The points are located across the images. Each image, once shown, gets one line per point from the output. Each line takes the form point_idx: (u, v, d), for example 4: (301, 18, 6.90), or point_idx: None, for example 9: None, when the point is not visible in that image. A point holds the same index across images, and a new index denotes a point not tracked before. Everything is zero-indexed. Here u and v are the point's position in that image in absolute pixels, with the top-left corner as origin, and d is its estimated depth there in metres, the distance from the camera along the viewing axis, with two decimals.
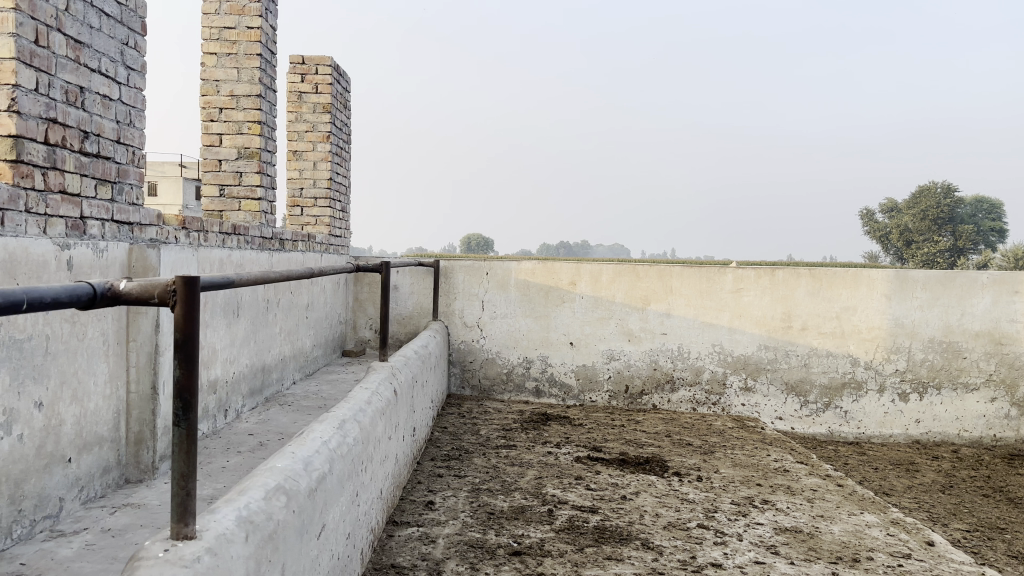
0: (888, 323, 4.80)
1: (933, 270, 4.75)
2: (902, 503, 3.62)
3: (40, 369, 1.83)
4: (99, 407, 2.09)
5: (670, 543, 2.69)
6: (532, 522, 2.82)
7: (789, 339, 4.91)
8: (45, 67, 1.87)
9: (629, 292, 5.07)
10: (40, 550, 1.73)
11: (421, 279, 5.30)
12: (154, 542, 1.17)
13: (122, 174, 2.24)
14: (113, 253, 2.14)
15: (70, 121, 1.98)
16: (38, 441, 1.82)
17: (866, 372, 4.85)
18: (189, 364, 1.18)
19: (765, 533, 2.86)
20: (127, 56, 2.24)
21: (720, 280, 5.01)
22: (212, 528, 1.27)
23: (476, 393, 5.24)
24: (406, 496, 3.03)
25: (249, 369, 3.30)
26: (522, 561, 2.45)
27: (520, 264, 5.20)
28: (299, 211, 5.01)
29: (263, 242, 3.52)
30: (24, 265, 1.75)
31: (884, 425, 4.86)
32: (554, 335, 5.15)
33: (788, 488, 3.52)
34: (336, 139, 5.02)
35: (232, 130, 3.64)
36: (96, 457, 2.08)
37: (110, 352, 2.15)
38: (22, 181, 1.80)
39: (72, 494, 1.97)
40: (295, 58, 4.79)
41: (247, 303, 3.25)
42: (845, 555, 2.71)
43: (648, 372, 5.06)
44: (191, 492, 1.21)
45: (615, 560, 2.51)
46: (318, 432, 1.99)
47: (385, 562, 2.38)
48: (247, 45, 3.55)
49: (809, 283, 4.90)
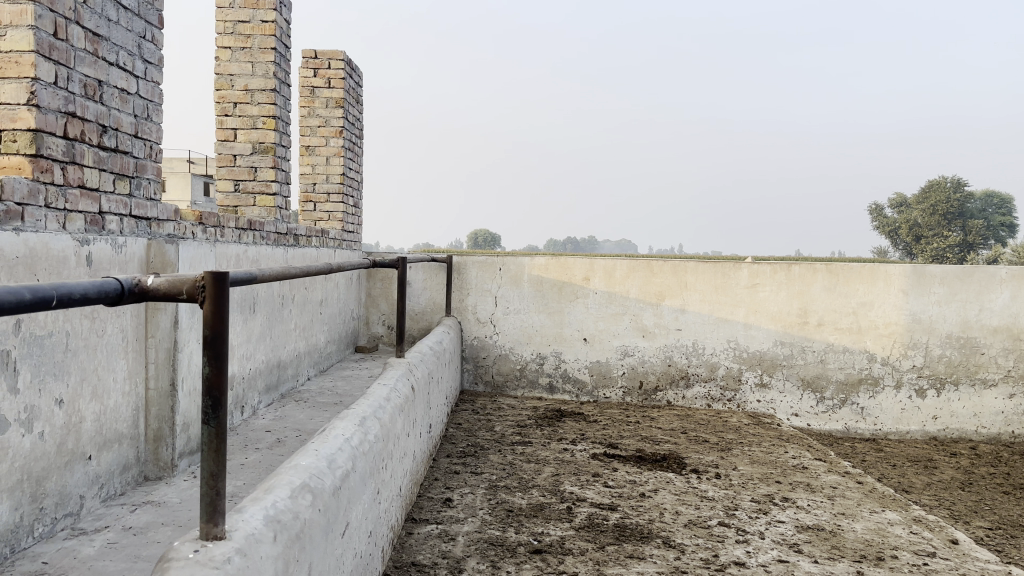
0: (906, 318, 4.75)
1: (951, 265, 4.70)
2: (922, 500, 3.58)
3: (60, 366, 1.81)
4: (118, 404, 2.07)
5: (692, 542, 2.66)
6: (551, 519, 2.79)
7: (805, 335, 4.87)
8: (64, 60, 1.85)
9: (644, 288, 5.03)
10: (62, 549, 1.71)
11: (434, 274, 5.27)
12: (184, 543, 1.15)
13: (139, 169, 2.21)
14: (132, 248, 2.11)
15: (89, 115, 1.95)
16: (58, 439, 1.80)
17: (883, 368, 4.81)
18: (218, 361, 1.15)
19: (787, 532, 2.83)
20: (144, 49, 2.22)
21: (736, 275, 4.97)
22: (241, 528, 1.25)
23: (489, 389, 5.22)
24: (424, 494, 3.01)
25: (265, 365, 3.28)
26: (543, 559, 2.42)
27: (534, 259, 5.17)
28: (312, 207, 4.99)
29: (278, 237, 3.49)
30: (45, 261, 1.72)
31: (900, 422, 4.82)
32: (568, 331, 5.12)
33: (807, 486, 3.49)
34: (349, 134, 5.00)
35: (246, 125, 3.62)
36: (115, 454, 2.07)
37: (129, 348, 2.13)
38: (41, 175, 1.77)
39: (92, 492, 1.95)
40: (308, 53, 4.77)
41: (263, 299, 3.23)
42: (869, 554, 2.67)
43: (662, 368, 5.03)
44: (221, 492, 1.18)
45: (636, 559, 2.48)
46: (340, 429, 1.96)
47: (405, 561, 2.35)
48: (261, 39, 3.52)
49: (826, 278, 4.85)
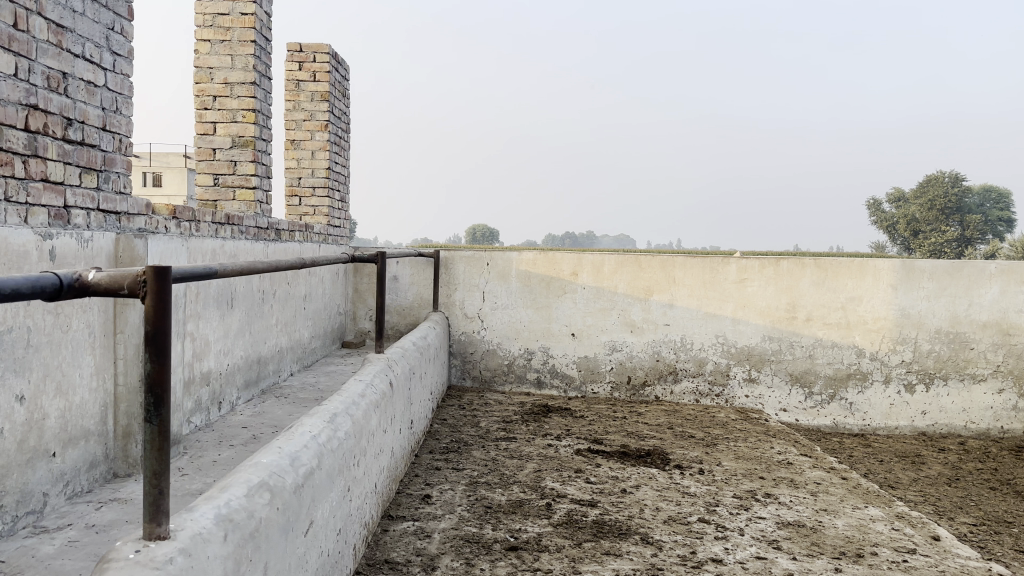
0: (895, 314, 4.73)
1: (940, 259, 4.68)
2: (907, 496, 3.57)
3: (21, 362, 1.79)
4: (84, 400, 2.05)
5: (671, 538, 2.64)
6: (530, 516, 2.77)
7: (793, 330, 4.85)
8: (24, 52, 1.82)
9: (632, 283, 5.01)
10: (21, 547, 1.69)
11: (421, 270, 5.25)
12: (126, 543, 1.12)
13: (108, 163, 2.19)
14: (99, 243, 2.09)
15: (52, 108, 1.92)
16: (20, 436, 1.78)
17: (872, 363, 4.79)
18: (161, 358, 1.13)
19: (767, 528, 2.81)
20: (113, 41, 2.19)
21: (724, 271, 4.93)
22: (188, 527, 1.22)
23: (477, 384, 5.20)
24: (402, 490, 3.00)
25: (244, 361, 3.26)
26: (519, 557, 2.40)
27: (522, 254, 5.14)
28: (297, 201, 4.96)
29: (258, 232, 3.46)
30: (4, 256, 1.70)
31: (889, 417, 4.81)
32: (556, 326, 5.10)
33: (791, 481, 3.47)
34: (335, 128, 4.97)
35: (226, 119, 3.59)
36: (82, 451, 2.04)
37: (97, 344, 2.10)
38: (1, 169, 1.75)
39: (56, 489, 1.93)
40: (293, 46, 4.73)
41: (242, 294, 3.21)
42: (848, 550, 2.66)
43: (650, 363, 5.01)
44: (164, 491, 1.16)
45: (613, 556, 2.46)
46: (308, 426, 1.94)
47: (378, 558, 2.33)
48: (241, 32, 3.49)
49: (814, 273, 4.83)
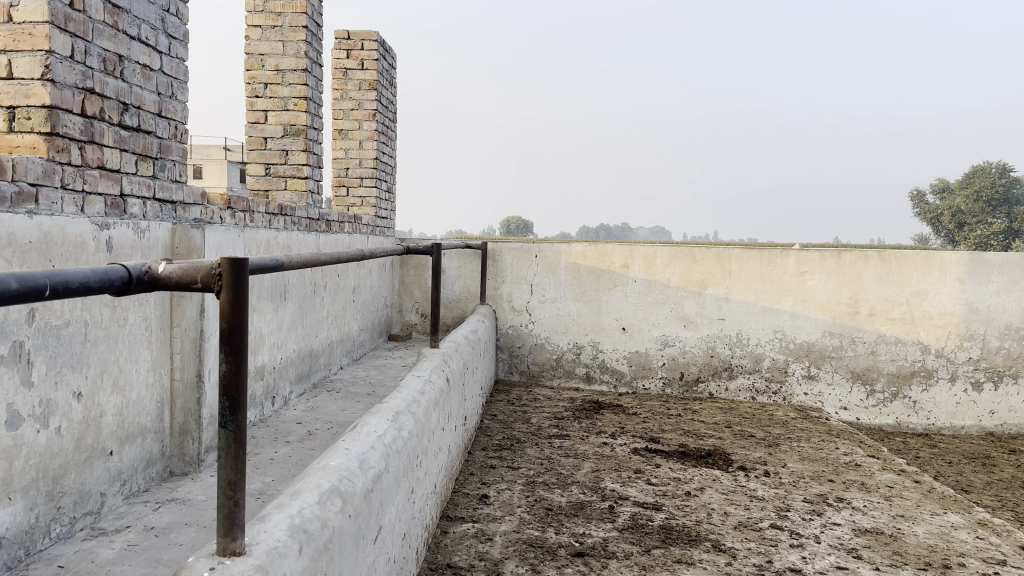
0: (962, 309, 4.52)
1: (1011, 252, 4.45)
2: (984, 501, 3.37)
3: (79, 357, 1.71)
4: (141, 396, 1.98)
5: (744, 546, 2.50)
6: (593, 519, 2.66)
7: (855, 325, 4.65)
8: (81, 33, 1.74)
9: (686, 275, 4.85)
10: (80, 551, 1.62)
11: (468, 262, 5.14)
12: (199, 559, 1.02)
13: (164, 150, 2.11)
14: (156, 233, 2.01)
15: (109, 92, 1.84)
16: (77, 434, 1.71)
17: (937, 361, 4.58)
18: (237, 358, 1.03)
19: (844, 535, 2.66)
20: (168, 23, 2.11)
21: (784, 263, 4.74)
22: (262, 540, 1.13)
23: (525, 378, 5.10)
24: (459, 489, 2.90)
25: (297, 355, 3.19)
26: (586, 563, 2.29)
27: (571, 246, 5.01)
28: (345, 191, 4.89)
29: (309, 222, 3.38)
30: (61, 246, 1.62)
31: (955, 416, 4.59)
32: (606, 320, 4.97)
33: (862, 485, 3.31)
34: (382, 118, 4.89)
35: (277, 107, 3.53)
36: (138, 449, 1.97)
37: (153, 338, 2.03)
38: (57, 155, 1.67)
39: (114, 489, 1.87)
40: (341, 34, 4.64)
41: (295, 286, 3.14)
42: (934, 561, 2.49)
43: (704, 359, 4.85)
44: (239, 503, 1.06)
45: (685, 564, 2.33)
46: (372, 426, 1.85)
47: (440, 563, 2.24)
48: (292, 17, 3.40)
49: (878, 266, 4.62)
